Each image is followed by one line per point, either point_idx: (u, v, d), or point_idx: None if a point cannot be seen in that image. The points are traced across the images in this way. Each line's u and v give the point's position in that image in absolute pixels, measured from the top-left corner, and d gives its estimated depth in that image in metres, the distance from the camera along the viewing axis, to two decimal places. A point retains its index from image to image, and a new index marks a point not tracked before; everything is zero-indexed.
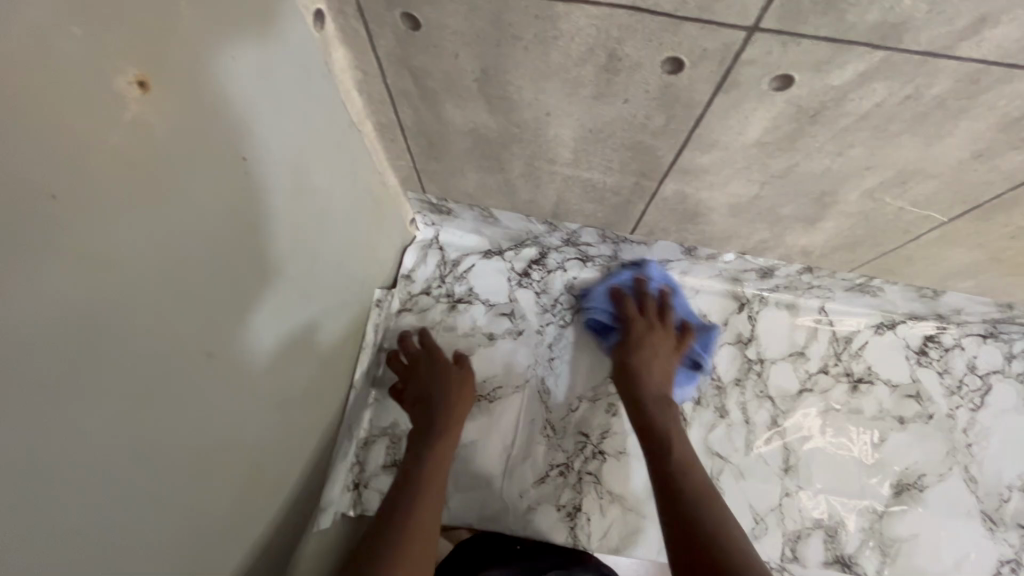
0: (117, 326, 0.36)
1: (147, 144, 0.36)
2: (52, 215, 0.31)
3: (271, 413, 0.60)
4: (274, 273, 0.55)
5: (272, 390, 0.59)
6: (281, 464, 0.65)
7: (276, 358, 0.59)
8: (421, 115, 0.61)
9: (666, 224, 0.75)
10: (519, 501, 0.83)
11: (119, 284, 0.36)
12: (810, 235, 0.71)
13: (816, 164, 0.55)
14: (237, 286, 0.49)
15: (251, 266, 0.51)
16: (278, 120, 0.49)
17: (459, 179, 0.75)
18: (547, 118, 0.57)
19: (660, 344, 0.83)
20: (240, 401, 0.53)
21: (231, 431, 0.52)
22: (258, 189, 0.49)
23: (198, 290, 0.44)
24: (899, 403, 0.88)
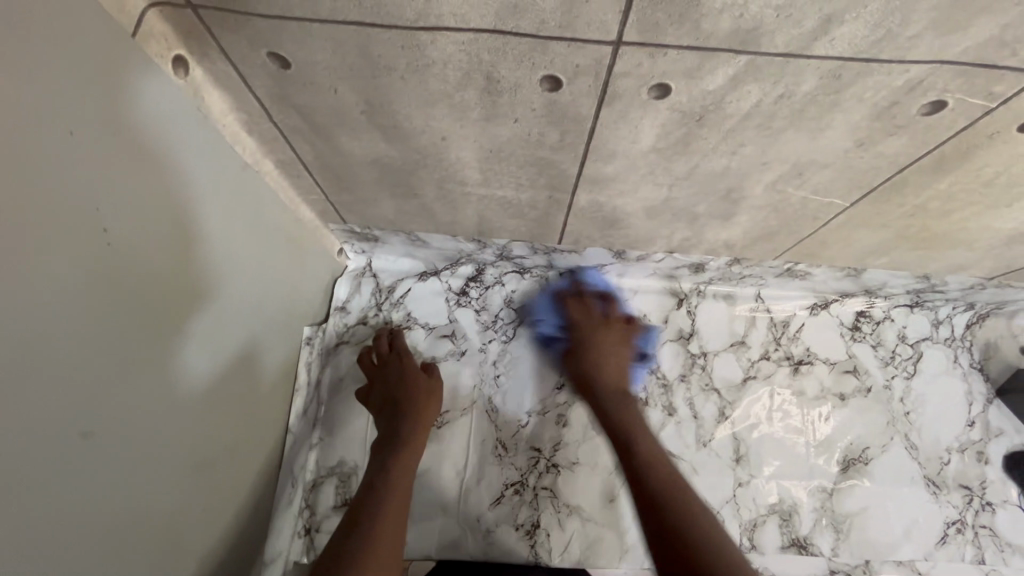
0: None
1: None
2: None
3: (195, 464, 0.57)
4: (182, 316, 0.53)
5: (191, 441, 0.56)
6: (215, 512, 0.62)
7: (194, 406, 0.56)
8: (319, 149, 0.59)
9: (590, 231, 0.75)
10: (477, 525, 0.82)
11: None
12: (728, 230, 0.71)
13: (715, 164, 0.56)
14: (133, 340, 0.47)
15: (150, 315, 0.48)
16: (161, 160, 0.47)
17: (375, 208, 0.74)
18: (445, 142, 0.56)
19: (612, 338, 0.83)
20: (150, 456, 0.50)
21: (141, 489, 0.50)
22: (147, 235, 0.47)
23: (81, 351, 0.41)
24: (838, 379, 0.90)
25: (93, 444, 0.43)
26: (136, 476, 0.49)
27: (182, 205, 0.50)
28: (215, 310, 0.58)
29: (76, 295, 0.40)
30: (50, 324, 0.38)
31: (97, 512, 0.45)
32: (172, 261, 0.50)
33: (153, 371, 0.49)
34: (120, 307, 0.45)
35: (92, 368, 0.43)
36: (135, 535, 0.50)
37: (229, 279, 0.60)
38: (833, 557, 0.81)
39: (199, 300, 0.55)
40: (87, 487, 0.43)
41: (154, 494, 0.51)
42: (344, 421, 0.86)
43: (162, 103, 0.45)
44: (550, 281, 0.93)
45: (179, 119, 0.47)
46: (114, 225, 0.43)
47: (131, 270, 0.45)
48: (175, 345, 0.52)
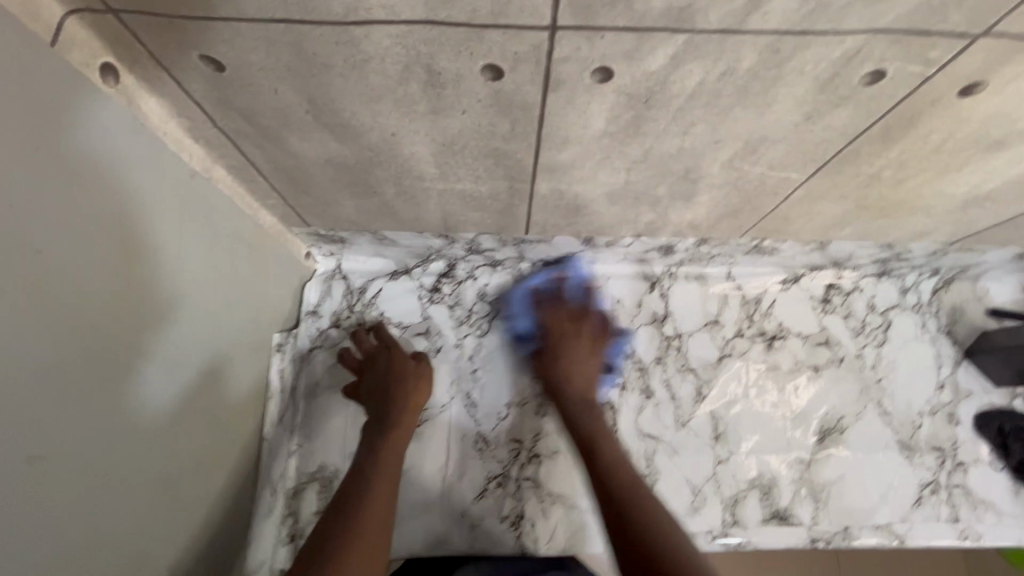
0: None
1: None
2: None
3: (147, 495, 0.55)
4: (120, 343, 0.49)
5: (141, 472, 0.53)
6: (173, 541, 0.59)
7: (141, 436, 0.53)
8: (270, 152, 0.58)
9: (555, 220, 0.75)
10: (462, 520, 0.82)
11: None
12: (692, 210, 0.72)
13: (669, 145, 0.56)
14: (61, 376, 0.43)
15: (78, 348, 0.45)
16: (77, 178, 0.43)
17: (337, 209, 0.73)
18: (396, 138, 0.55)
19: (580, 348, 0.81)
20: (90, 496, 0.47)
21: (82, 530, 0.46)
22: (69, 262, 0.43)
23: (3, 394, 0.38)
24: (812, 351, 0.91)
25: (51, 465, 0.43)
26: (75, 519, 0.46)
27: (106, 225, 0.47)
28: (161, 332, 0.55)
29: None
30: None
31: (60, 534, 0.44)
32: (102, 285, 0.47)
33: (104, 389, 0.48)
34: (42, 342, 0.41)
35: (17, 410, 0.39)
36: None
37: (177, 297, 0.57)
38: (813, 526, 0.82)
39: (138, 324, 0.51)
40: (50, 509, 0.43)
41: (98, 534, 0.48)
42: (323, 425, 0.85)
43: (73, 117, 0.42)
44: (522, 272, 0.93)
45: (97, 133, 0.44)
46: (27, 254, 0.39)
47: (52, 300, 0.42)
48: (133, 358, 0.51)
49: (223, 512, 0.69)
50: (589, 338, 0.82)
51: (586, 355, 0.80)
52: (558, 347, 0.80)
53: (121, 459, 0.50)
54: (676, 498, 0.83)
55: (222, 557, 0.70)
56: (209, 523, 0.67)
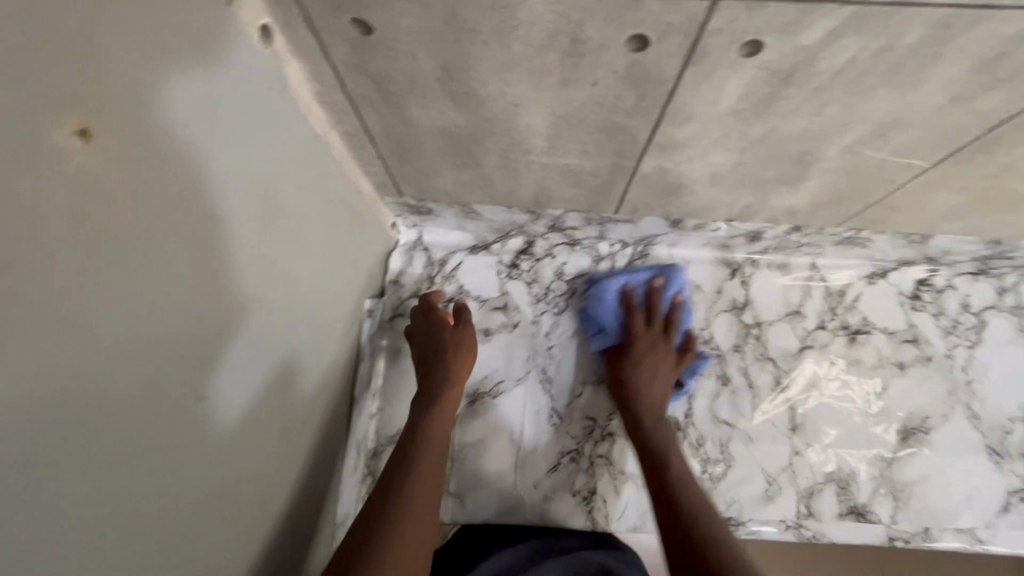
0: (108, 386, 0.34)
1: (110, 192, 0.33)
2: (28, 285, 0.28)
3: (232, 497, 0.50)
4: (209, 335, 0.44)
5: (226, 471, 0.49)
6: (256, 540, 0.56)
7: (228, 434, 0.49)
8: (387, 119, 0.59)
9: (650, 199, 0.74)
10: (534, 491, 0.84)
11: (103, 343, 0.33)
12: (794, 195, 0.70)
13: (794, 126, 0.54)
14: (155, 372, 0.38)
15: (207, 311, 0.44)
16: (174, 145, 0.38)
17: (434, 179, 0.74)
18: (516, 109, 0.55)
19: (660, 360, 0.82)
20: (180, 503, 0.43)
21: (173, 540, 0.43)
22: (165, 245, 0.38)
23: (91, 399, 0.33)
24: (897, 348, 0.89)
25: (208, 405, 0.45)
26: (166, 530, 0.42)
27: (198, 202, 0.41)
28: (249, 318, 0.51)
29: (83, 322, 0.32)
30: (38, 378, 0.29)
31: (211, 470, 0.47)
32: (193, 269, 0.42)
33: (242, 337, 0.50)
34: (137, 337, 0.36)
35: (106, 414, 0.34)
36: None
37: (266, 279, 0.53)
38: (891, 525, 0.81)
39: (226, 312, 0.47)
40: (207, 446, 0.45)
41: (188, 541, 0.45)
42: (401, 391, 0.88)
43: (171, 78, 0.37)
44: (600, 252, 0.93)
45: (199, 98, 0.40)
46: (134, 224, 0.35)
47: (146, 289, 0.37)
48: (262, 308, 0.53)
49: (311, 478, 0.70)
50: (670, 353, 0.83)
51: (666, 368, 0.82)
52: (640, 353, 0.82)
53: (208, 461, 0.46)
54: (750, 484, 0.83)
55: (308, 526, 0.70)
56: (295, 505, 0.66)
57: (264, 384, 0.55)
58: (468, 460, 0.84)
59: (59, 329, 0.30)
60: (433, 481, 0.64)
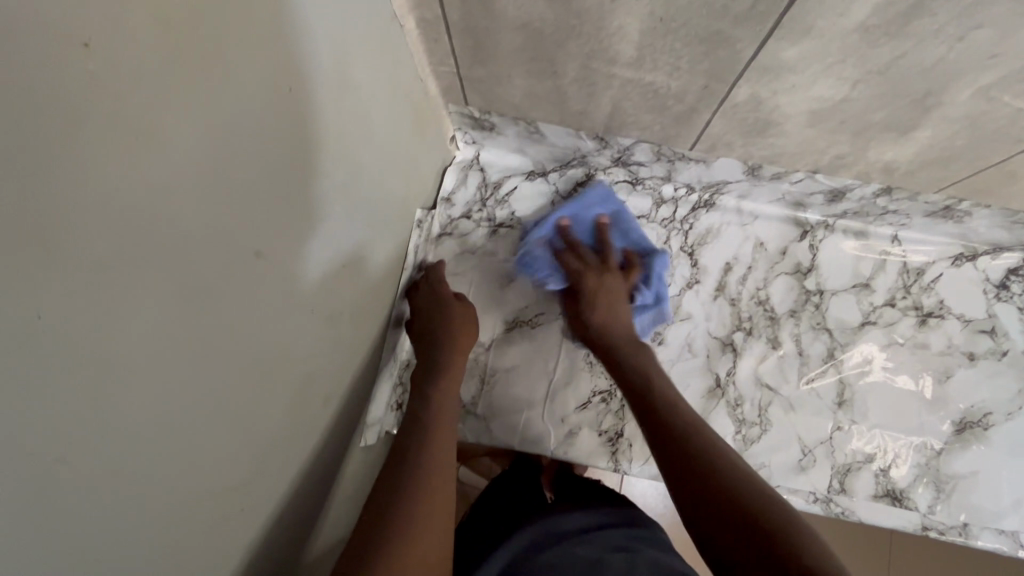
0: (184, 223, 0.34)
1: (196, 13, 0.31)
2: (119, 88, 0.27)
3: (280, 373, 0.50)
4: (268, 198, 0.42)
5: (277, 346, 0.49)
6: (301, 422, 0.57)
7: (280, 308, 0.48)
8: (470, 7, 0.55)
9: (732, 136, 0.69)
10: (560, 425, 0.84)
11: (181, 176, 0.33)
12: (898, 148, 0.63)
13: (928, 55, 0.47)
14: (222, 227, 0.37)
15: (273, 176, 0.42)
16: None
17: (505, 88, 0.70)
18: (613, 5, 0.50)
19: (611, 282, 0.77)
20: (237, 367, 0.43)
21: (230, 402, 0.43)
22: (237, 94, 0.36)
23: (169, 235, 0.32)
24: (970, 338, 0.82)
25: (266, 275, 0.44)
26: (225, 391, 0.42)
27: (270, 47, 0.38)
28: (310, 197, 0.49)
29: (164, 148, 0.31)
30: (112, 188, 0.28)
31: (266, 339, 0.47)
32: (259, 121, 0.39)
33: (301, 214, 0.48)
34: (199, 176, 0.34)
35: (170, 250, 0.33)
36: (220, 455, 0.43)
37: (329, 160, 0.51)
38: (928, 514, 0.77)
39: (286, 181, 0.45)
40: (262, 315, 0.45)
41: (243, 410, 0.45)
42: None
43: None
44: (663, 195, 0.88)
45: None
46: (216, 56, 0.33)
47: (211, 125, 0.34)
48: (323, 189, 0.51)
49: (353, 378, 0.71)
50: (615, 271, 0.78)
51: (620, 291, 0.77)
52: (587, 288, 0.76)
53: (260, 329, 0.45)
54: (785, 452, 0.80)
55: (346, 425, 0.71)
56: (338, 399, 0.67)
57: (320, 269, 0.55)
58: (500, 385, 0.84)
59: (143, 149, 0.29)
60: (445, 446, 0.63)
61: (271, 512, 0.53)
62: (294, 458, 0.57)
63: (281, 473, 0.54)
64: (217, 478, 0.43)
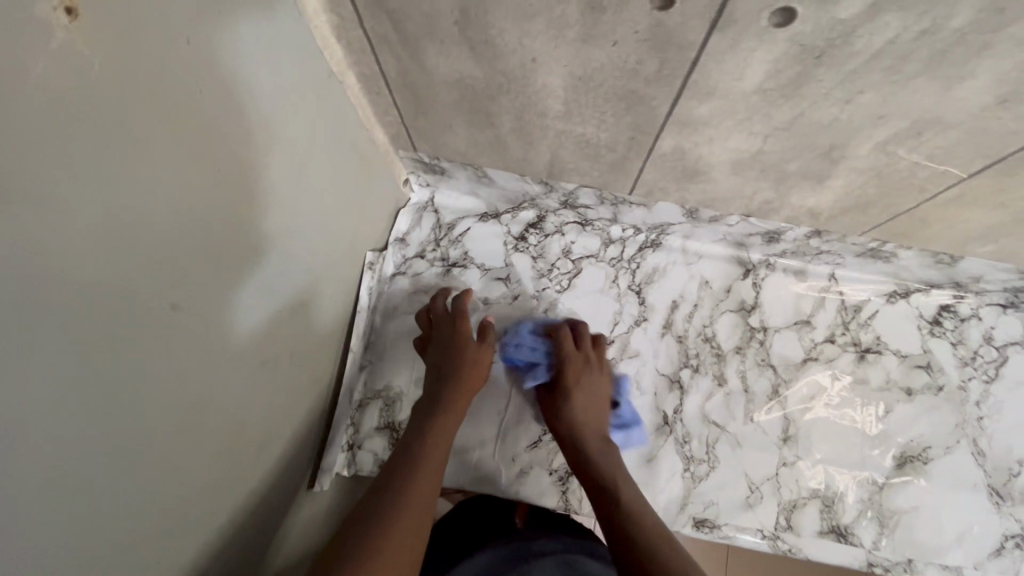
0: (86, 278, 0.34)
1: (95, 80, 0.32)
2: (6, 156, 0.28)
3: (207, 415, 0.49)
4: (180, 237, 0.42)
5: (203, 392, 0.48)
6: (234, 467, 0.56)
7: (203, 349, 0.47)
8: (405, 64, 0.58)
9: (666, 183, 0.72)
10: (512, 465, 0.83)
11: (86, 235, 0.33)
12: (818, 195, 0.66)
13: (823, 114, 0.51)
14: (133, 279, 0.38)
15: (193, 224, 0.43)
16: (167, 46, 0.37)
17: (449, 136, 0.73)
18: (534, 65, 0.54)
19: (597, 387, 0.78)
20: (155, 417, 0.43)
21: (150, 452, 0.42)
22: (149, 149, 0.37)
23: (70, 293, 0.33)
24: (908, 373, 0.85)
25: (186, 320, 0.44)
26: (142, 443, 0.41)
27: (176, 86, 0.38)
28: (238, 244, 0.50)
29: (65, 211, 0.32)
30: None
31: (189, 387, 0.46)
32: (161, 160, 0.39)
33: (228, 258, 0.49)
34: (86, 217, 0.33)
35: (53, 301, 0.32)
36: (122, 503, 0.40)
37: (262, 207, 0.53)
38: (873, 550, 0.78)
39: (205, 221, 0.45)
40: (183, 363, 0.45)
41: (163, 460, 0.44)
42: (394, 349, 0.87)
43: None
44: (611, 236, 0.90)
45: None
46: (122, 118, 0.35)
47: (117, 176, 0.35)
48: (253, 233, 0.52)
49: (297, 420, 0.70)
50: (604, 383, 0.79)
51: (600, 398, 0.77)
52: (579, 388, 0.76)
53: (175, 371, 0.44)
54: (732, 488, 0.80)
55: (290, 468, 0.70)
56: (280, 442, 0.66)
57: (257, 314, 0.56)
58: None
59: (43, 212, 0.30)
60: (428, 499, 0.60)
61: (195, 565, 0.51)
62: (227, 509, 0.56)
63: (209, 522, 0.53)
64: (132, 531, 0.42)
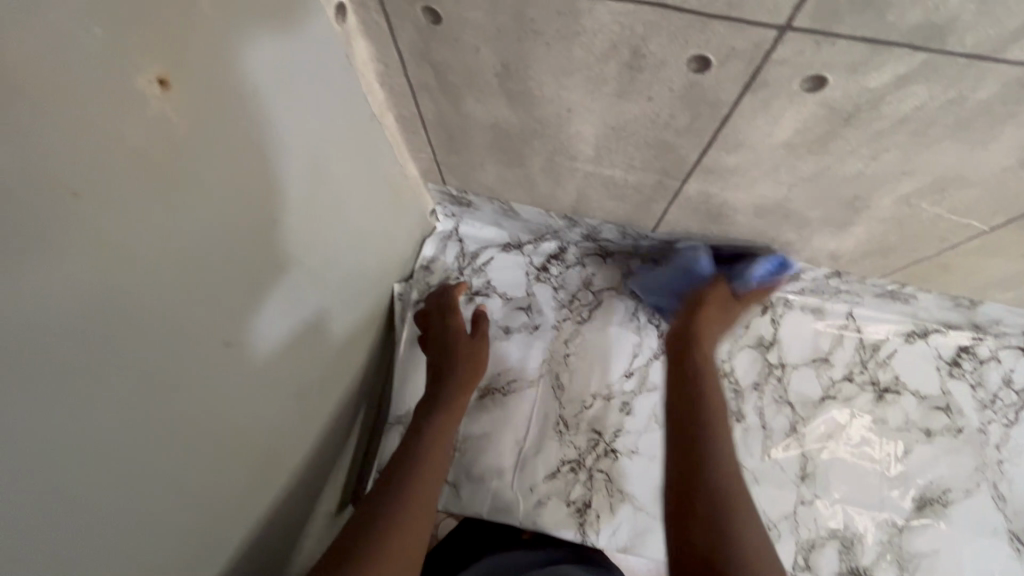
0: (150, 322, 0.36)
1: (173, 139, 0.34)
2: (86, 215, 0.30)
3: (246, 447, 0.51)
4: (234, 278, 0.44)
5: (241, 428, 0.49)
6: (269, 495, 0.57)
7: (248, 383, 0.49)
8: (443, 108, 0.61)
9: (689, 223, 0.74)
10: (529, 495, 0.83)
11: (153, 281, 0.35)
12: (839, 240, 0.68)
13: (848, 168, 0.53)
14: (191, 319, 0.40)
15: (246, 265, 0.45)
16: (236, 103, 0.39)
17: (478, 172, 0.75)
18: (569, 115, 0.56)
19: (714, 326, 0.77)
20: (201, 450, 0.44)
21: (193, 483, 0.44)
22: (214, 198, 0.39)
23: (135, 337, 0.35)
24: (927, 414, 0.85)
25: (235, 356, 0.46)
26: (187, 475, 0.43)
27: (240, 139, 0.41)
28: (282, 282, 0.51)
29: (136, 261, 0.34)
30: (48, 283, 0.28)
31: (233, 421, 0.48)
32: (224, 207, 0.41)
33: (275, 295, 0.50)
34: (154, 264, 0.35)
35: (119, 345, 0.34)
36: (166, 534, 0.42)
37: (306, 245, 0.54)
38: None
39: (255, 262, 0.46)
40: (230, 397, 0.46)
41: (204, 490, 0.46)
42: (416, 375, 0.88)
43: (238, 26, 0.37)
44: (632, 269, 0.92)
45: (261, 25, 0.39)
46: (194, 171, 0.37)
47: (184, 224, 0.37)
48: (297, 270, 0.54)
49: (328, 445, 0.71)
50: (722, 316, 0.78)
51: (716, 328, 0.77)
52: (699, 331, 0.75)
53: (222, 406, 0.45)
54: None
55: (316, 494, 0.71)
56: (311, 468, 0.67)
57: (298, 352, 0.57)
58: (468, 452, 0.85)
59: (115, 263, 0.32)
60: (433, 485, 0.64)
61: None
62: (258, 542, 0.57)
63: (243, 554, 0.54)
64: (174, 560, 0.43)
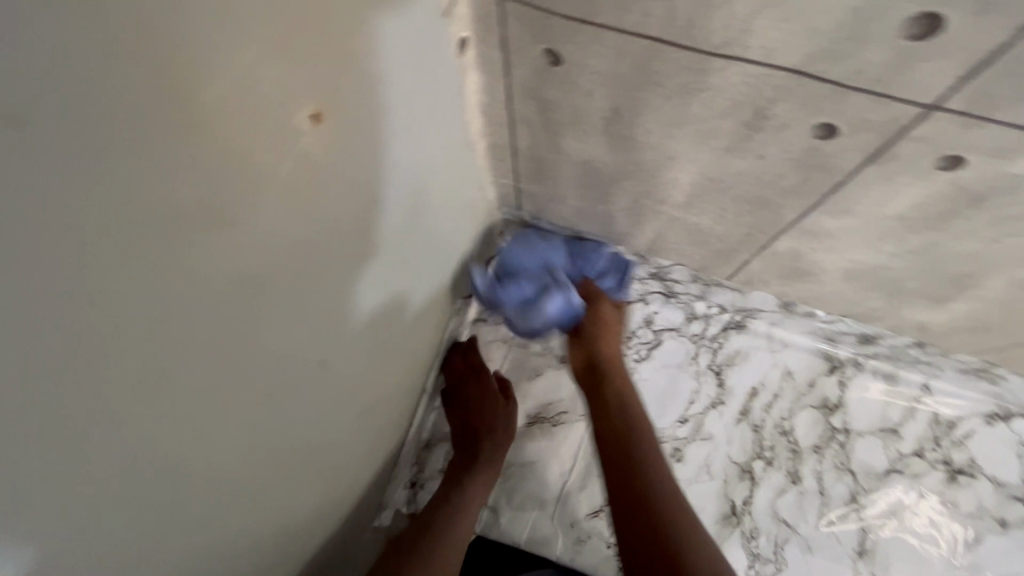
0: (251, 335, 0.38)
1: (309, 171, 0.36)
2: (218, 243, 0.31)
3: (312, 452, 0.52)
4: (331, 296, 0.45)
5: (304, 434, 0.49)
6: (325, 497, 0.59)
7: (325, 394, 0.50)
8: (539, 141, 0.61)
9: (768, 276, 0.71)
10: (569, 531, 0.82)
11: (261, 299, 0.37)
12: (932, 313, 0.65)
13: (963, 246, 0.50)
14: (287, 333, 0.42)
15: (343, 285, 0.47)
16: (363, 136, 0.41)
17: (557, 204, 0.75)
18: (669, 162, 0.55)
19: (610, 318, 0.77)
20: (273, 453, 0.46)
21: (261, 481, 0.46)
22: (330, 224, 0.41)
23: (237, 349, 0.37)
24: (1002, 503, 0.80)
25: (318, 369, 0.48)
26: (258, 474, 0.45)
27: (360, 169, 0.42)
28: (369, 301, 0.52)
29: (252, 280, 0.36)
30: (173, 294, 0.30)
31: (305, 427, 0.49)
32: (335, 232, 0.42)
33: (361, 312, 0.52)
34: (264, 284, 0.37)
35: (222, 357, 0.36)
36: (231, 527, 0.44)
37: (394, 266, 0.55)
38: None
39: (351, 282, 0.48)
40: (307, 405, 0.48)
41: (270, 490, 0.47)
42: None
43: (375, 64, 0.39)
44: (696, 311, 0.88)
45: (393, 45, 0.40)
46: (318, 201, 0.39)
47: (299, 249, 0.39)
48: (383, 291, 0.55)
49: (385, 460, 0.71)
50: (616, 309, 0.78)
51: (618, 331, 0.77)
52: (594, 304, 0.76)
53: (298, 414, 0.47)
54: None
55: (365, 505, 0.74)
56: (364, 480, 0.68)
57: (370, 367, 0.58)
58: (512, 478, 0.84)
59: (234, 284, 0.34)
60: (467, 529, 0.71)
61: None
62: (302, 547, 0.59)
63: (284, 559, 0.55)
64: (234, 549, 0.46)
